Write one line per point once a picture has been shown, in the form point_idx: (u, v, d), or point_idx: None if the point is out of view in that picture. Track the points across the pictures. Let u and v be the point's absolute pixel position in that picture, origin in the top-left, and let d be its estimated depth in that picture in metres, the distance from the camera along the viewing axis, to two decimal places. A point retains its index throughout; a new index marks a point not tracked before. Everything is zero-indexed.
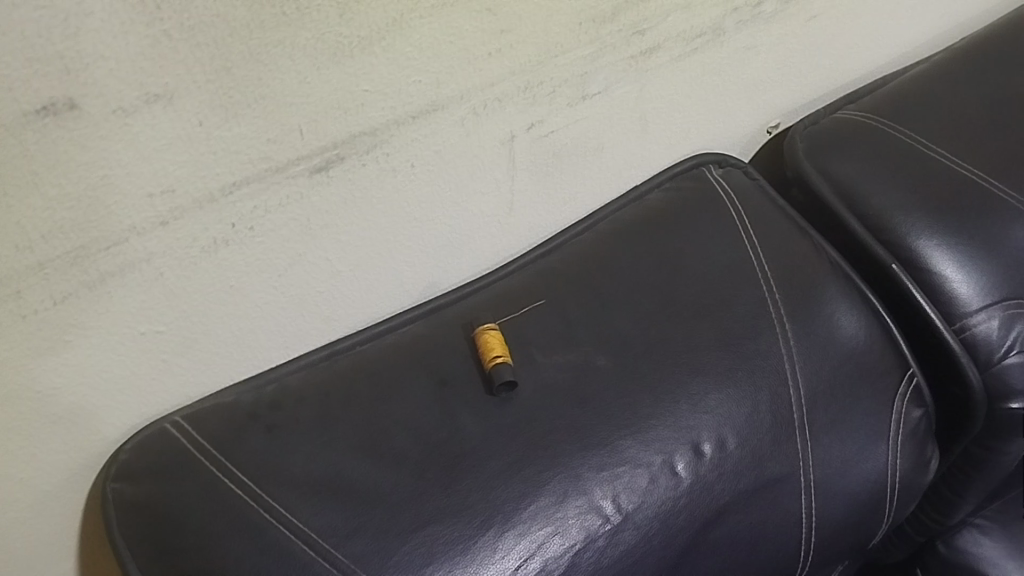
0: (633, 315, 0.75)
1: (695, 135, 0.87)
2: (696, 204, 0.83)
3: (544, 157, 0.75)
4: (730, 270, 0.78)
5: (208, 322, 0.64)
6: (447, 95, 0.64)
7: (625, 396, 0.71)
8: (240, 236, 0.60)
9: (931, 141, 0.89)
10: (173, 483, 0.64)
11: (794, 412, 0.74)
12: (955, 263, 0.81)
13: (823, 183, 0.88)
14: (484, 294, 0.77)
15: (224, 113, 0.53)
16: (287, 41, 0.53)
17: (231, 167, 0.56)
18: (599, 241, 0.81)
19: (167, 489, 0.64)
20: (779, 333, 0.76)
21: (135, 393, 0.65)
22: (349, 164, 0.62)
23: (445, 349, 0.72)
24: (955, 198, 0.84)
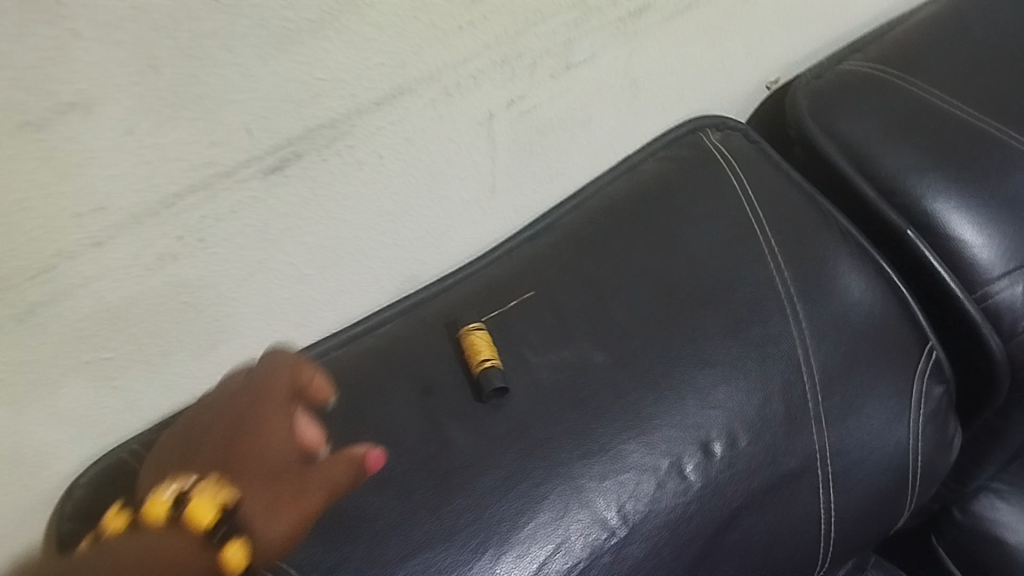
0: (630, 304, 0.69)
1: (691, 97, 0.80)
2: (693, 176, 0.77)
3: (527, 135, 0.68)
4: (733, 248, 0.72)
5: (162, 343, 0.58)
6: (415, 77, 0.56)
7: (626, 395, 0.65)
8: (189, 249, 0.54)
9: (943, 93, 0.82)
10: (199, 439, 0.53)
11: (808, 401, 0.68)
12: (975, 226, 0.75)
13: (829, 143, 0.81)
14: (467, 287, 0.71)
15: (157, 117, 0.46)
16: (223, 31, 0.45)
17: (173, 176, 0.49)
18: (591, 221, 0.74)
19: (230, 406, 0.54)
20: (790, 315, 0.70)
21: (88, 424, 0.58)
22: (308, 161, 0.55)
23: (428, 352, 0.67)
24: (974, 154, 0.78)
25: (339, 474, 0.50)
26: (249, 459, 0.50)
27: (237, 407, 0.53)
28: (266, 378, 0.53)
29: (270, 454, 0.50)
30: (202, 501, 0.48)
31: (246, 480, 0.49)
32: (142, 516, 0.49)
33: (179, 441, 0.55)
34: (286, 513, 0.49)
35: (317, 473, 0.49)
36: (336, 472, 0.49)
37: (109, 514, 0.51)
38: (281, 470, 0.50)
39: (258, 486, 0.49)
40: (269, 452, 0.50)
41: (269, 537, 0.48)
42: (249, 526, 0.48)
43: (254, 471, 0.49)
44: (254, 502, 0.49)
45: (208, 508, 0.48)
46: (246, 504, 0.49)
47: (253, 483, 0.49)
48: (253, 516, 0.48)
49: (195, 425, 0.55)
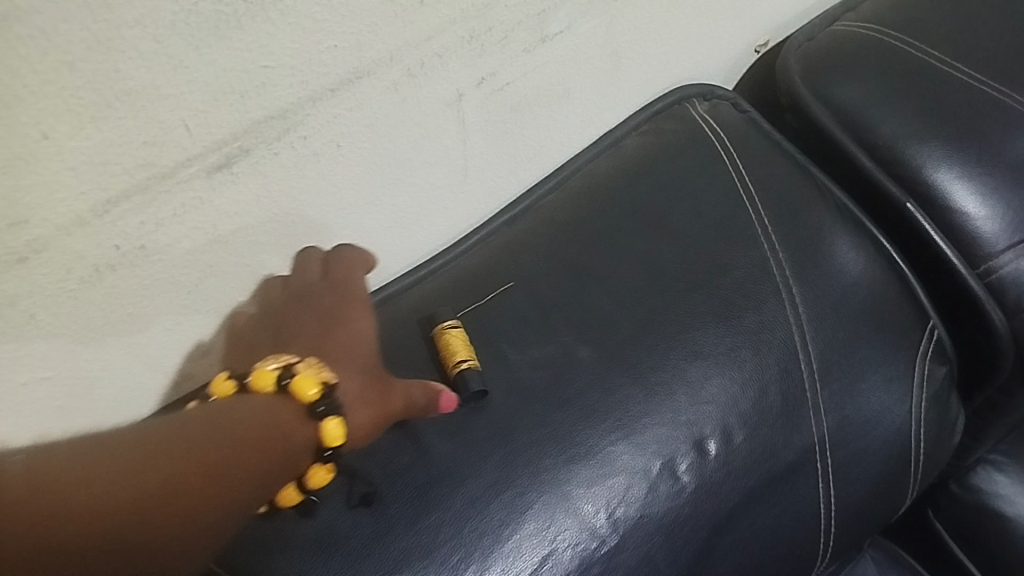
0: (616, 292, 0.65)
1: (676, 64, 0.75)
2: (679, 151, 0.72)
3: (500, 114, 0.62)
4: (723, 229, 0.68)
5: (108, 357, 0.53)
6: (373, 59, 0.51)
7: (613, 392, 0.61)
8: (130, 258, 0.49)
9: (942, 54, 0.76)
10: (290, 319, 0.55)
11: (806, 390, 0.64)
12: (978, 197, 0.71)
13: (822, 110, 0.76)
14: (442, 279, 0.67)
15: (78, 118, 0.41)
16: (147, 19, 0.40)
17: (103, 182, 0.44)
18: (572, 203, 0.70)
19: (310, 299, 0.56)
20: (786, 298, 0.66)
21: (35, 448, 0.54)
22: (258, 156, 0.50)
23: (400, 353, 0.62)
24: (976, 119, 0.73)
25: (420, 397, 0.56)
26: (343, 352, 0.53)
27: (319, 302, 0.56)
28: (347, 279, 0.57)
29: (368, 361, 0.54)
30: (308, 378, 0.49)
31: (347, 371, 0.53)
32: (250, 380, 0.50)
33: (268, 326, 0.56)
34: (381, 405, 0.54)
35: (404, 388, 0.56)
36: (416, 397, 0.56)
37: (214, 386, 0.51)
38: (377, 379, 0.54)
39: (362, 386, 0.53)
40: (367, 360, 0.54)
41: (363, 419, 0.53)
42: (355, 409, 0.52)
43: (357, 367, 0.54)
44: (352, 384, 0.53)
45: (312, 382, 0.49)
46: (352, 383, 0.53)
47: (360, 376, 0.53)
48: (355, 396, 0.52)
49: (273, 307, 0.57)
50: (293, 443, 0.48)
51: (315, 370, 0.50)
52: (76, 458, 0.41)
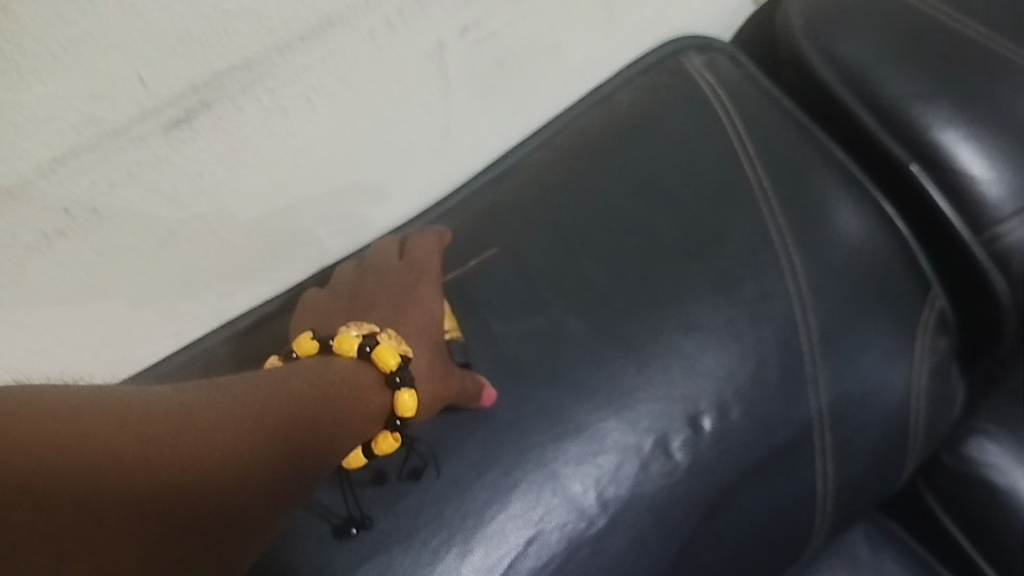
0: (607, 259, 0.62)
1: (672, 16, 0.70)
2: (675, 108, 0.68)
3: (485, 66, 0.58)
4: (719, 192, 0.64)
5: (62, 328, 0.49)
6: (346, 4, 0.46)
7: (604, 365, 0.58)
8: (82, 222, 0.44)
9: (950, 8, 0.72)
10: (365, 289, 0.54)
11: (805, 363, 0.61)
12: (985, 159, 0.67)
13: (825, 66, 0.73)
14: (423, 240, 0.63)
15: (16, 67, 0.36)
16: None
17: (47, 140, 0.40)
18: (561, 162, 0.66)
19: (385, 273, 0.55)
20: (785, 266, 0.63)
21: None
22: (221, 111, 0.45)
23: None
24: (984, 76, 0.69)
25: (473, 385, 0.54)
26: (415, 327, 0.53)
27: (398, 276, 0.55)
28: (424, 258, 0.57)
29: (435, 341, 0.54)
30: (390, 347, 0.48)
31: (420, 346, 0.52)
32: (331, 342, 0.48)
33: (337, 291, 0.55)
34: (445, 384, 0.52)
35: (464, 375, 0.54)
36: (473, 385, 0.54)
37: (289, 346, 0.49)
38: (444, 362, 0.53)
39: (432, 365, 0.52)
40: (435, 341, 0.54)
41: (430, 394, 0.51)
42: (425, 384, 0.51)
43: (426, 346, 0.53)
44: (424, 360, 0.52)
45: (393, 352, 0.48)
46: (424, 360, 0.52)
47: (431, 355, 0.52)
48: (426, 373, 0.51)
49: (348, 279, 0.56)
50: (374, 407, 0.47)
51: (395, 340, 0.49)
52: (179, 396, 0.37)
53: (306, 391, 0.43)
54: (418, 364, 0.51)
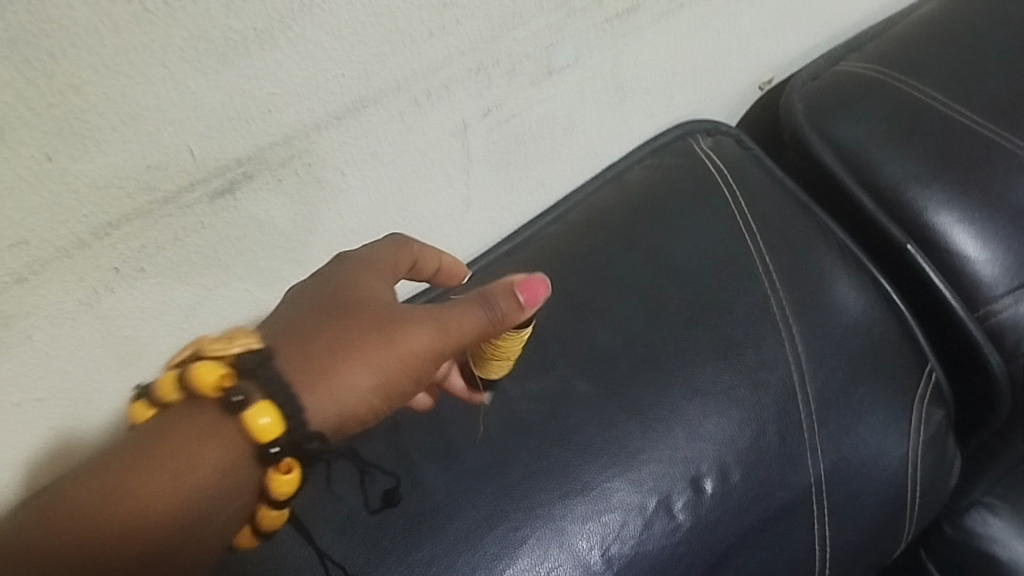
0: (615, 326, 0.65)
1: (681, 100, 0.74)
2: (682, 187, 0.72)
3: (504, 144, 0.62)
4: (724, 267, 0.68)
5: (102, 379, 0.52)
6: (379, 88, 0.51)
7: (610, 427, 0.60)
8: (127, 281, 0.48)
9: (944, 97, 0.76)
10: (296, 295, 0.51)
11: (804, 429, 0.64)
12: (978, 240, 0.70)
13: (826, 149, 0.76)
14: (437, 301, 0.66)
15: (84, 142, 0.40)
16: (156, 44, 0.40)
17: (104, 205, 0.44)
18: (573, 235, 0.69)
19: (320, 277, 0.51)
20: (785, 337, 0.66)
21: (32, 474, 0.53)
22: (261, 182, 0.49)
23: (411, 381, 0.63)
24: (977, 162, 0.73)
25: (482, 313, 0.49)
26: (317, 327, 0.48)
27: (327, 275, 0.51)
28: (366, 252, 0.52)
29: (350, 324, 0.48)
30: (208, 365, 0.44)
31: (322, 339, 0.47)
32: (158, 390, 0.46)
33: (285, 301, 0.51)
34: (389, 365, 0.48)
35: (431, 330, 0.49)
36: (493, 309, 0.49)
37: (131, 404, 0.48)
38: (372, 340, 0.48)
39: (337, 363, 0.47)
40: (350, 326, 0.48)
41: (356, 397, 0.47)
42: (336, 395, 0.47)
43: (329, 345, 0.47)
44: (333, 361, 0.47)
45: (213, 371, 0.44)
46: (331, 361, 0.47)
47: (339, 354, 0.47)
48: (336, 376, 0.47)
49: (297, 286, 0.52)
50: (217, 452, 0.44)
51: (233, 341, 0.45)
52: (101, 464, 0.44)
53: (212, 436, 0.44)
54: (316, 373, 0.46)
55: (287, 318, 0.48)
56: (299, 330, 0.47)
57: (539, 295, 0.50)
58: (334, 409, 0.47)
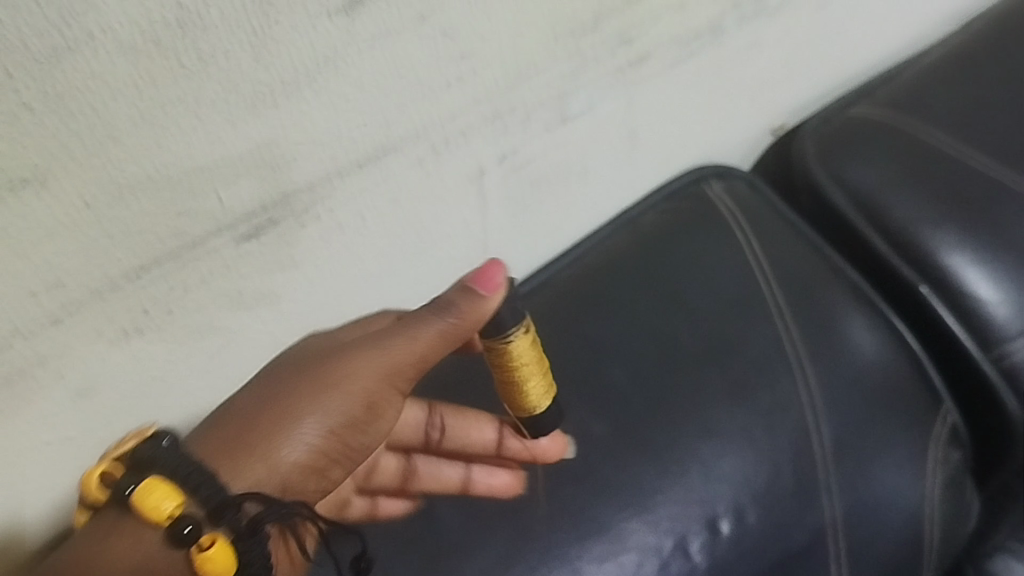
0: (630, 367, 0.66)
1: (694, 146, 0.76)
2: (696, 230, 0.73)
3: (520, 189, 0.64)
4: (739, 308, 0.69)
5: (130, 416, 0.54)
6: (399, 136, 0.53)
7: (627, 467, 0.61)
8: (156, 322, 0.50)
9: (955, 141, 0.78)
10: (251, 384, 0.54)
11: (819, 470, 0.64)
12: (991, 281, 0.71)
13: (838, 193, 0.78)
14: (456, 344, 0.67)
15: (119, 189, 0.43)
16: (189, 98, 0.42)
17: (137, 249, 0.46)
18: (589, 277, 0.71)
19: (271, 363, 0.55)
20: (800, 377, 0.66)
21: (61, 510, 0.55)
22: (286, 227, 0.51)
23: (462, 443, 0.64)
24: (989, 205, 0.73)
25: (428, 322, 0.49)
26: (247, 400, 0.50)
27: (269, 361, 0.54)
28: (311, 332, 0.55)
29: (282, 385, 0.50)
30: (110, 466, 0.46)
31: (247, 404, 0.50)
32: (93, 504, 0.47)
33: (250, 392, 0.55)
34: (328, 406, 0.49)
35: (369, 358, 0.50)
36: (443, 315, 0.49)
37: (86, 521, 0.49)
38: (305, 388, 0.50)
39: (272, 422, 0.49)
40: (281, 386, 0.50)
41: (299, 444, 0.49)
42: (275, 449, 0.48)
43: (259, 411, 0.49)
44: (266, 418, 0.49)
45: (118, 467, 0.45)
46: (264, 420, 0.49)
47: (271, 413, 0.49)
48: (271, 432, 0.49)
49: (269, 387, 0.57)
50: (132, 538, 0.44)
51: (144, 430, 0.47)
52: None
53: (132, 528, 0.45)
54: (249, 435, 0.48)
55: (226, 405, 0.51)
56: (230, 410, 0.50)
57: (497, 280, 0.48)
58: (278, 466, 0.48)
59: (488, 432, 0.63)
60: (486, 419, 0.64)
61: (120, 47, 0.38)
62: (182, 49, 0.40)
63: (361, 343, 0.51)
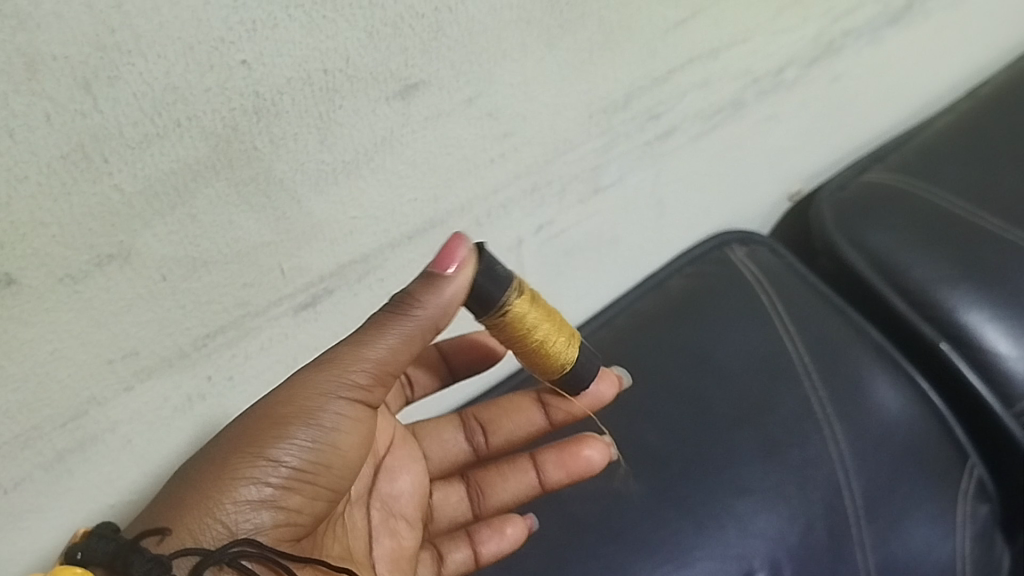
0: (664, 426, 0.68)
1: (716, 212, 0.79)
2: (721, 293, 0.76)
3: (555, 257, 0.67)
4: (766, 368, 0.71)
5: None
6: (446, 210, 0.56)
7: (665, 525, 0.63)
8: (218, 388, 0.52)
9: (966, 203, 0.81)
10: None
11: (852, 525, 0.66)
12: (1010, 336, 0.73)
13: (855, 255, 0.80)
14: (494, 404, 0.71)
15: (193, 263, 0.46)
16: (261, 178, 0.45)
17: (204, 319, 0.48)
18: (619, 340, 0.74)
19: None
20: (829, 435, 0.68)
21: None
22: (340, 296, 0.54)
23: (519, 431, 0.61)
24: (1002, 265, 0.76)
25: (375, 317, 0.44)
26: (189, 464, 0.45)
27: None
28: None
29: (223, 434, 0.45)
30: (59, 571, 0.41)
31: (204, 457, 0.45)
32: None
33: None
34: (272, 440, 0.44)
35: (314, 368, 0.44)
36: (401, 310, 0.43)
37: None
38: (247, 428, 0.44)
39: (216, 475, 0.43)
40: (222, 435, 0.45)
41: (252, 490, 0.43)
42: (221, 503, 0.43)
43: (201, 471, 0.44)
44: (205, 473, 0.44)
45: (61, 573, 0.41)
46: (203, 477, 0.43)
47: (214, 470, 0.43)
48: (214, 486, 0.43)
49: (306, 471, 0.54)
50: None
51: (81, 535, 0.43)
52: None
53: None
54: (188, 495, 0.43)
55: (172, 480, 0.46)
56: (173, 484, 0.45)
57: (460, 255, 0.43)
58: (230, 519, 0.43)
59: (535, 413, 0.61)
60: (528, 403, 0.61)
61: (203, 132, 0.41)
62: (257, 133, 0.43)
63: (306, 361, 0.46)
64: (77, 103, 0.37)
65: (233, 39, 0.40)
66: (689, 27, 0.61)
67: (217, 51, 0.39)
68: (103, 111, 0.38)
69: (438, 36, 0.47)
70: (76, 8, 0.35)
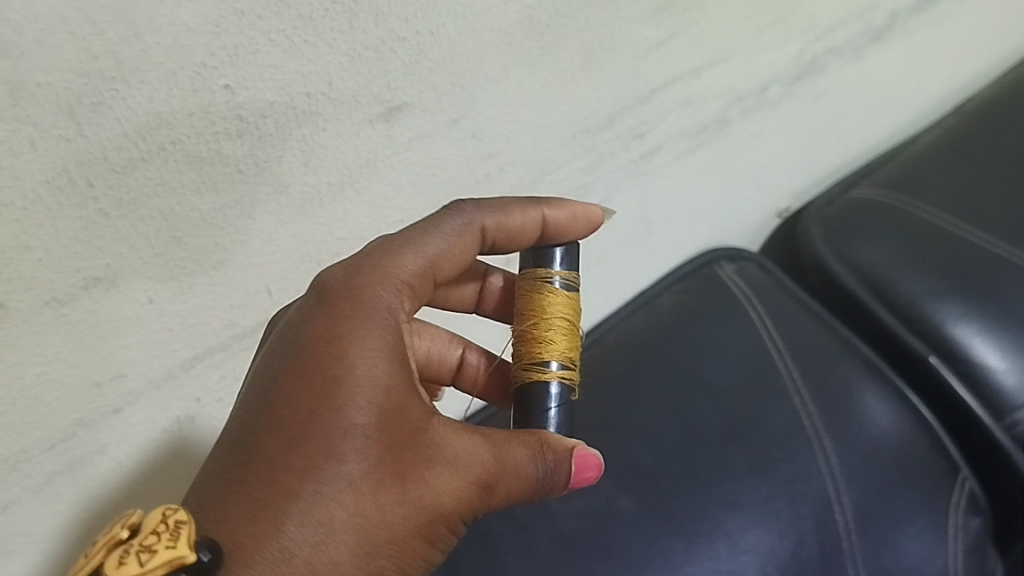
0: (654, 443, 0.68)
1: (704, 229, 0.80)
2: (712, 307, 0.77)
3: None
4: (756, 383, 0.71)
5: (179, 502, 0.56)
6: None
7: (654, 541, 0.63)
8: (207, 409, 0.52)
9: (952, 218, 0.81)
10: (333, 399, 0.38)
11: (842, 540, 0.66)
12: (998, 350, 0.73)
13: (844, 270, 0.81)
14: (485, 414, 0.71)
15: (179, 285, 0.46)
16: (246, 201, 0.46)
17: (191, 340, 0.49)
18: (609, 358, 0.74)
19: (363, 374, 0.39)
20: (819, 450, 0.68)
21: None
22: None
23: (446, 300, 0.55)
24: (988, 279, 0.76)
25: (537, 466, 0.41)
26: (308, 506, 0.36)
27: (333, 397, 0.38)
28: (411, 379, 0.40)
29: (362, 498, 0.37)
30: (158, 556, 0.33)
31: (334, 524, 0.36)
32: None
33: (322, 388, 0.38)
34: (404, 542, 0.38)
35: (470, 483, 0.39)
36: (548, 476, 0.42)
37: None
38: (390, 520, 0.37)
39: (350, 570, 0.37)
40: (361, 499, 0.37)
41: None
42: None
43: (336, 558, 0.36)
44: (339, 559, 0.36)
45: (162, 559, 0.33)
46: (338, 565, 0.36)
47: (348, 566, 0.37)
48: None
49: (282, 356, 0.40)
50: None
51: (173, 539, 0.34)
52: None
53: None
54: None
55: (280, 502, 0.36)
56: (285, 527, 0.36)
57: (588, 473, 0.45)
58: None
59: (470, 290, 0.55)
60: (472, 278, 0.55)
61: (187, 156, 0.42)
62: (241, 156, 0.44)
63: (459, 449, 0.40)
64: (61, 129, 0.37)
65: (216, 64, 0.40)
66: (671, 47, 0.62)
67: (199, 76, 0.40)
68: (87, 136, 0.38)
69: (419, 59, 0.48)
70: (59, 35, 0.35)
